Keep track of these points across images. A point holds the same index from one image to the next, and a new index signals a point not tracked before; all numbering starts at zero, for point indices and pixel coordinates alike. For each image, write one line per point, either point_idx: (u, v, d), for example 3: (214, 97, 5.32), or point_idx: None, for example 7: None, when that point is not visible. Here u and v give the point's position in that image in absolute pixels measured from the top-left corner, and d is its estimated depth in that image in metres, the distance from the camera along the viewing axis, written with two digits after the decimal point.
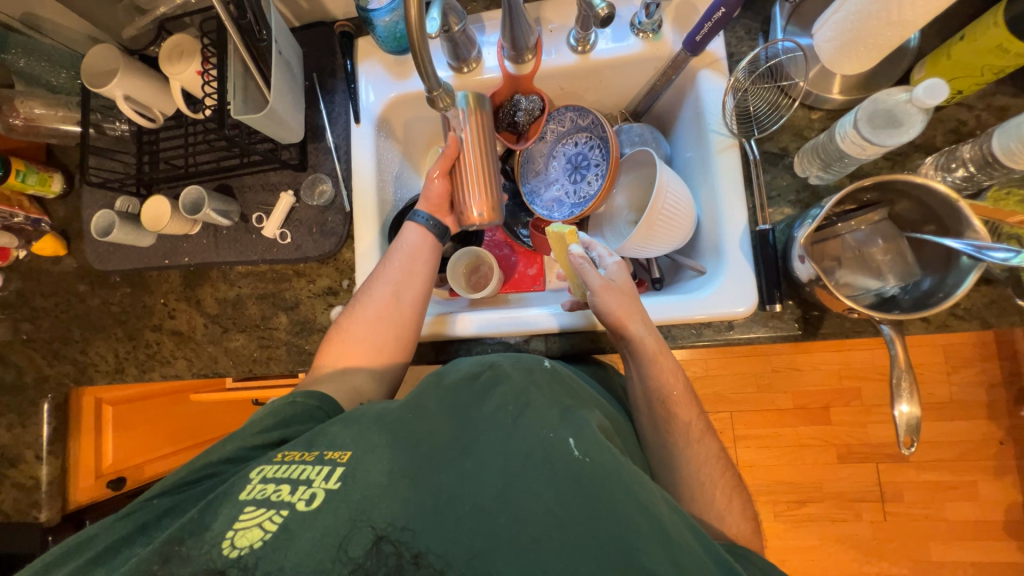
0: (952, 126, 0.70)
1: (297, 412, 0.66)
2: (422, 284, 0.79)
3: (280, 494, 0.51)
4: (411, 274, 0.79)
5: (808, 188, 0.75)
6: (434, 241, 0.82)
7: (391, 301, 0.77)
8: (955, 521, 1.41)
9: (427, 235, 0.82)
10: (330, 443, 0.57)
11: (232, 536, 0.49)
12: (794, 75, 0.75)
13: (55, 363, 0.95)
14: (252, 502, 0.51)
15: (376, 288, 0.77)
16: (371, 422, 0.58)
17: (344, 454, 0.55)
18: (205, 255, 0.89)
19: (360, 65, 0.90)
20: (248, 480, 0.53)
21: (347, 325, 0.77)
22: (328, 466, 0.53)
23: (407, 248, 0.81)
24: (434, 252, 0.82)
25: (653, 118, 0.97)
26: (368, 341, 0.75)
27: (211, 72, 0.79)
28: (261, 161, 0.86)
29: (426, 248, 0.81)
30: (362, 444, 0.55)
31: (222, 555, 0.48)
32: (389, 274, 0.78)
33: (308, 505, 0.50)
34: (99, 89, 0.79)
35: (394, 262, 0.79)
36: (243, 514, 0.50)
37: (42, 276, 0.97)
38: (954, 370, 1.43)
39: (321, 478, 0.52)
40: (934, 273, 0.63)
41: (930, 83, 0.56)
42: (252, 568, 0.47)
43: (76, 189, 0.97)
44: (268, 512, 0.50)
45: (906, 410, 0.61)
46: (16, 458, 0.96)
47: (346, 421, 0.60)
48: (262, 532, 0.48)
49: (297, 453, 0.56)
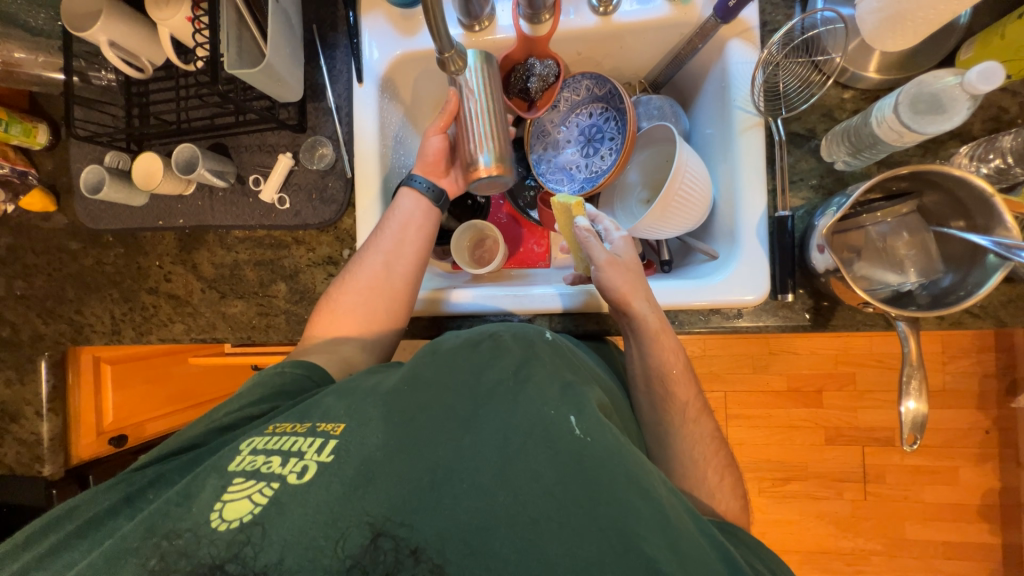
0: (993, 114, 0.66)
1: (288, 381, 0.67)
2: (418, 252, 0.78)
3: (270, 466, 0.52)
4: (406, 241, 0.78)
5: (833, 174, 0.71)
6: (430, 207, 0.80)
7: (385, 269, 0.76)
8: (933, 503, 1.46)
9: (425, 202, 0.80)
10: (323, 416, 0.57)
11: (220, 508, 0.49)
12: (830, 48, 0.70)
13: (50, 322, 0.94)
14: (241, 473, 0.52)
15: (369, 255, 0.76)
16: (366, 396, 0.59)
17: (336, 426, 0.55)
18: (200, 218, 0.86)
19: (363, 18, 0.83)
20: (238, 452, 0.54)
21: (341, 290, 0.76)
22: (320, 438, 0.54)
23: (403, 213, 0.78)
24: (428, 219, 0.80)
25: (673, 90, 0.92)
26: (364, 306, 0.75)
27: (202, 19, 0.73)
28: (257, 120, 0.81)
29: (422, 215, 0.79)
30: (357, 417, 0.56)
31: (212, 528, 0.48)
32: (383, 241, 0.77)
33: (300, 478, 0.50)
34: (81, 33, 0.73)
35: (389, 228, 0.78)
36: (232, 485, 0.51)
37: (32, 232, 0.94)
38: (950, 360, 1.44)
39: (313, 451, 0.52)
40: (957, 270, 0.61)
41: (986, 66, 0.52)
42: (245, 555, 0.46)
43: (63, 142, 0.93)
44: (258, 484, 0.50)
45: (912, 407, 0.61)
46: (16, 414, 0.96)
47: (341, 394, 0.60)
48: (252, 504, 0.49)
49: (289, 425, 0.57)
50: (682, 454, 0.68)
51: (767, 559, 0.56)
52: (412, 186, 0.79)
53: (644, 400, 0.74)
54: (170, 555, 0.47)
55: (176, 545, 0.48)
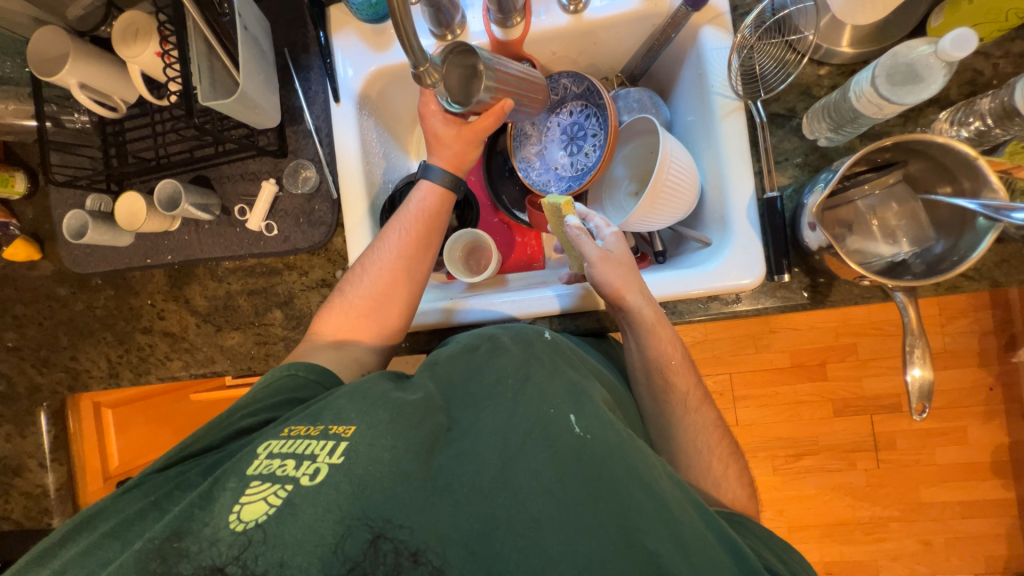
0: (968, 78, 0.67)
1: (298, 384, 0.66)
2: (431, 242, 0.77)
3: (284, 469, 0.50)
4: (419, 234, 0.76)
5: (817, 151, 0.72)
6: (442, 195, 0.78)
7: (398, 262, 0.74)
8: (944, 464, 1.47)
9: (436, 191, 0.78)
10: (335, 416, 0.55)
11: (238, 510, 0.48)
12: (803, 26, 0.71)
13: (46, 372, 0.93)
14: (258, 476, 0.50)
15: (381, 250, 0.75)
16: (380, 396, 0.57)
17: (348, 427, 0.53)
18: (189, 252, 0.85)
19: (334, 37, 0.83)
20: (255, 456, 0.53)
21: (352, 285, 0.75)
22: (332, 440, 0.52)
23: (413, 206, 0.77)
24: (443, 206, 0.78)
25: (652, 81, 0.92)
26: (376, 295, 0.73)
27: (172, 53, 0.72)
28: (237, 149, 0.81)
29: (432, 207, 0.77)
30: (367, 417, 0.54)
31: (229, 528, 0.47)
32: (394, 236, 0.75)
33: (312, 480, 0.49)
34: (51, 77, 0.72)
35: (396, 228, 0.75)
36: (249, 488, 0.49)
37: (19, 282, 0.93)
38: (949, 321, 1.45)
39: (325, 453, 0.51)
40: (948, 236, 0.62)
41: (958, 34, 0.53)
42: (249, 563, 0.45)
43: (41, 189, 0.91)
44: (273, 486, 0.49)
45: (918, 375, 0.61)
46: (20, 468, 0.95)
47: (352, 394, 0.57)
48: (266, 506, 0.48)
49: (303, 428, 0.55)
50: (691, 445, 0.68)
51: (778, 551, 0.56)
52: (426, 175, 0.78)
53: (643, 389, 0.73)
54: (172, 555, 0.46)
55: (178, 546, 0.47)
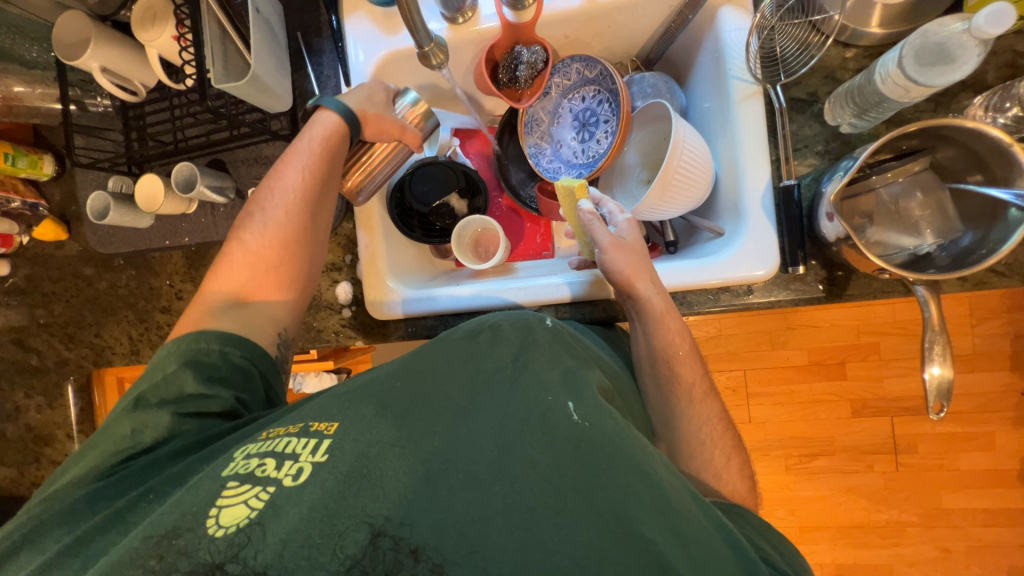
0: (1008, 60, 0.63)
1: (215, 360, 0.64)
2: (329, 184, 0.74)
3: (264, 470, 0.51)
4: (315, 175, 0.73)
5: (839, 138, 0.69)
6: (341, 127, 0.74)
7: (292, 206, 0.72)
8: (969, 471, 1.41)
9: (334, 122, 0.74)
10: (316, 415, 0.56)
11: (216, 513, 0.48)
12: (828, 6, 0.67)
13: (72, 347, 0.96)
14: (235, 478, 0.51)
15: (275, 190, 0.72)
16: (359, 394, 0.57)
17: (330, 425, 0.54)
18: (205, 235, 0.88)
19: (346, 21, 0.83)
20: (231, 459, 0.54)
21: (245, 229, 0.72)
22: (314, 439, 0.53)
23: (311, 142, 0.73)
24: (343, 141, 0.74)
25: (668, 66, 0.90)
26: (262, 259, 0.71)
27: (187, 36, 0.73)
28: (250, 133, 0.82)
29: (331, 142, 0.73)
30: (351, 414, 0.54)
31: (208, 534, 0.47)
32: (288, 179, 0.72)
33: (294, 480, 0.49)
34: (73, 61, 0.74)
35: (288, 167, 0.72)
36: (227, 490, 0.50)
37: (48, 261, 0.97)
38: (980, 322, 1.38)
39: (307, 453, 0.51)
40: (976, 228, 0.59)
41: (993, 9, 0.50)
42: (248, 560, 0.45)
43: (68, 171, 0.95)
44: (254, 489, 0.49)
45: (937, 373, 0.59)
46: (50, 437, 1.00)
47: (335, 394, 0.59)
48: (247, 510, 0.48)
49: (282, 428, 0.56)
50: (698, 440, 0.67)
51: (772, 540, 0.55)
52: (325, 108, 0.74)
53: (648, 378, 0.72)
54: (170, 554, 0.46)
55: (176, 544, 0.47)
